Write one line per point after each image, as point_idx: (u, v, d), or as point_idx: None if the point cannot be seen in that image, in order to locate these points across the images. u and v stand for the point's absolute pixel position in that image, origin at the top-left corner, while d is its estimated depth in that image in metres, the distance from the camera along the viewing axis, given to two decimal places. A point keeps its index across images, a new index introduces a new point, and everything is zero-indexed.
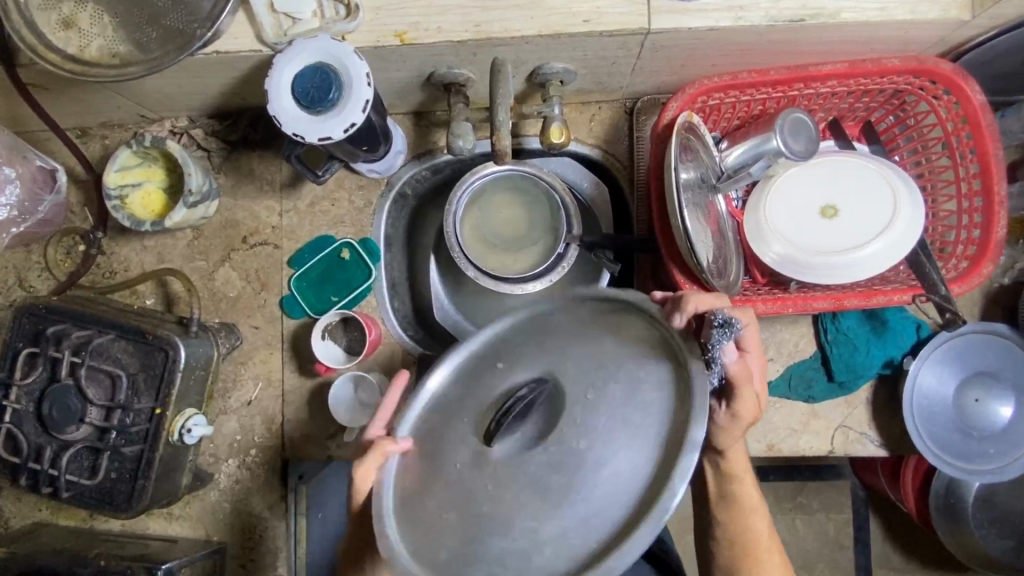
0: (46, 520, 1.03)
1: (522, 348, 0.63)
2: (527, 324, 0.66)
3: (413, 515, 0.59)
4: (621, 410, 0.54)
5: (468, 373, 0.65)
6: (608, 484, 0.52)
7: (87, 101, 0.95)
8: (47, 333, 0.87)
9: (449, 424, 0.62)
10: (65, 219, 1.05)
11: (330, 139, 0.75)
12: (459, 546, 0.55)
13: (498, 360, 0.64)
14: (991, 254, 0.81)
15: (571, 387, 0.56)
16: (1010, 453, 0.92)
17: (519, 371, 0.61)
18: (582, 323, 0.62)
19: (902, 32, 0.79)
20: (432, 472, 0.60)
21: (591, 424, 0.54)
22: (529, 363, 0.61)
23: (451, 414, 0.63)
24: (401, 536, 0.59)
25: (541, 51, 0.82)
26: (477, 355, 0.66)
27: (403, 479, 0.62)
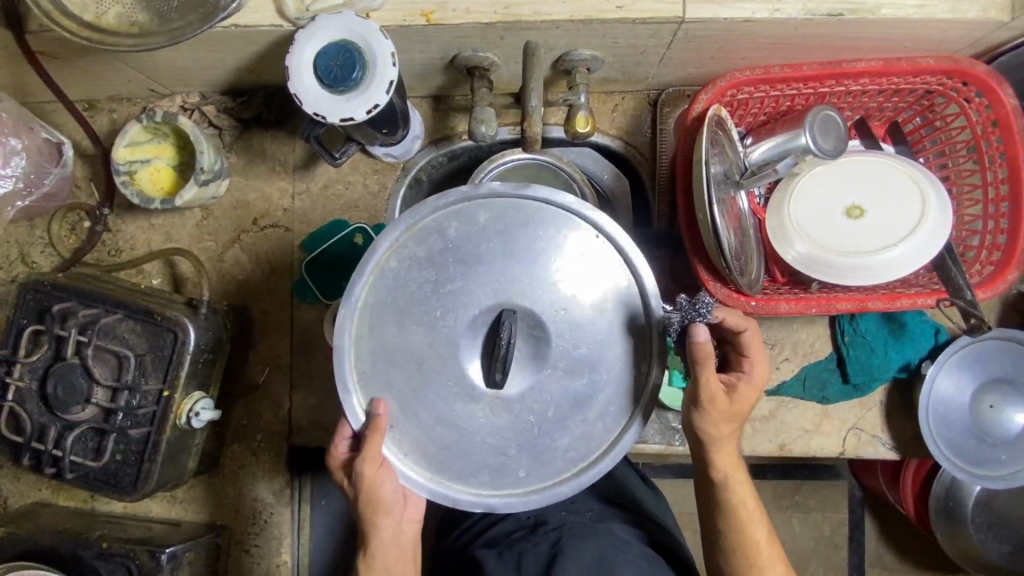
0: (46, 500, 1.01)
1: (446, 275, 0.66)
2: (413, 250, 0.67)
3: (465, 469, 0.68)
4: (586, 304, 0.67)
5: (399, 316, 0.67)
6: (605, 365, 0.67)
7: (97, 72, 0.92)
8: (52, 310, 0.85)
9: (423, 373, 0.66)
10: (70, 194, 1.03)
11: (352, 119, 0.72)
12: (527, 469, 0.67)
13: (427, 289, 0.66)
14: (1017, 260, 0.80)
15: (540, 311, 0.66)
16: (1021, 461, 0.92)
17: (470, 301, 0.65)
18: (500, 232, 0.66)
19: (939, 31, 0.78)
20: (450, 425, 0.67)
21: (573, 339, 0.66)
22: (476, 291, 0.66)
23: (415, 362, 0.66)
24: (470, 489, 0.68)
25: (570, 37, 0.80)
26: (394, 296, 0.67)
27: (428, 448, 0.68)
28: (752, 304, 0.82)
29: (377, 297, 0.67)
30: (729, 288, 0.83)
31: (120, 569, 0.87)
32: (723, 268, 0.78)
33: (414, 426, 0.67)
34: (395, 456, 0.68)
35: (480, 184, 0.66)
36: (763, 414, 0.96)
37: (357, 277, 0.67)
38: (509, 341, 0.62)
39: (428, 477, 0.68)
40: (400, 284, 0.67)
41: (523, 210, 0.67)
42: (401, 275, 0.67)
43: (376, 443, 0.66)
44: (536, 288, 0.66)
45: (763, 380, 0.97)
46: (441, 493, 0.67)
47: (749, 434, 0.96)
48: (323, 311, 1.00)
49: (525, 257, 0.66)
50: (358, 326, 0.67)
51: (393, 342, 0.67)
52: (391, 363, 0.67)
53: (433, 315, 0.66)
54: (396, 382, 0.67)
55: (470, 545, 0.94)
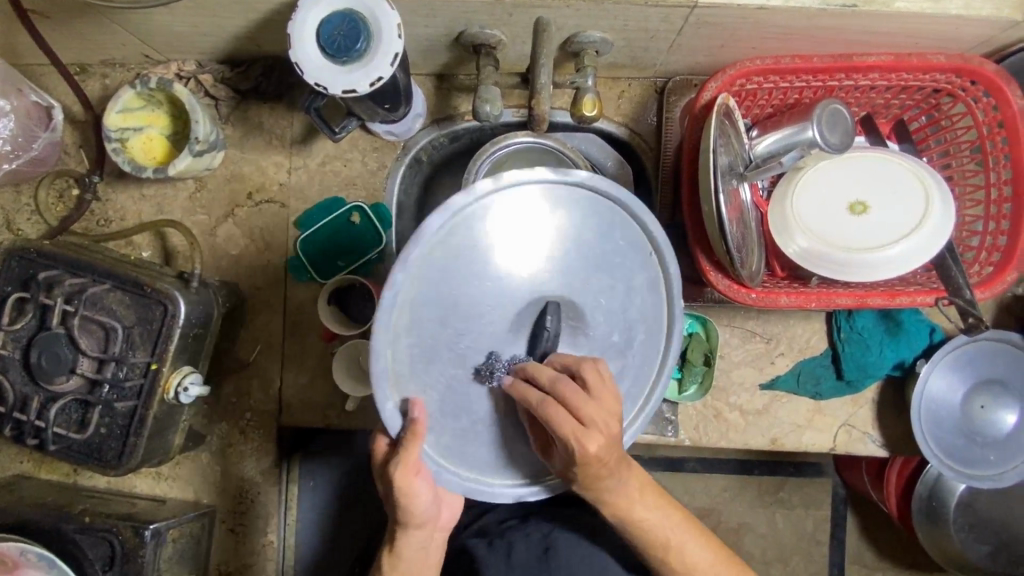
0: (28, 473, 0.99)
1: (492, 269, 0.63)
2: (460, 241, 0.63)
3: (501, 461, 0.69)
4: (620, 290, 0.67)
5: (442, 312, 0.63)
6: (634, 349, 0.69)
7: (91, 34, 0.89)
8: (38, 278, 0.82)
9: (467, 368, 0.65)
10: (59, 160, 1.00)
11: (355, 92, 0.71)
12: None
13: (473, 284, 0.63)
14: (1016, 261, 0.81)
15: (582, 302, 0.66)
16: (1009, 461, 0.93)
17: (515, 297, 0.64)
18: (546, 224, 0.64)
19: (952, 27, 0.77)
20: (486, 418, 0.67)
21: (607, 325, 0.67)
22: (523, 285, 0.64)
23: (458, 359, 0.64)
24: (505, 479, 0.69)
25: (580, 18, 0.78)
26: (437, 290, 0.62)
27: (465, 445, 0.67)
28: (751, 296, 0.82)
29: (420, 291, 0.62)
30: (729, 279, 0.82)
31: (102, 544, 0.86)
32: (727, 259, 0.78)
33: (451, 423, 0.66)
34: (433, 455, 0.66)
35: (533, 170, 0.63)
36: (756, 408, 0.96)
37: (400, 270, 0.61)
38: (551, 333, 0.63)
39: (460, 473, 0.67)
40: (444, 278, 0.62)
41: (568, 201, 0.65)
42: (443, 268, 0.63)
43: (417, 445, 0.63)
44: (578, 279, 0.66)
45: (758, 374, 0.97)
46: (478, 487, 0.68)
47: (741, 426, 0.96)
48: (317, 290, 0.98)
49: (571, 249, 0.65)
50: (397, 324, 0.62)
51: (436, 340, 0.63)
52: (432, 361, 0.63)
53: (478, 310, 0.63)
54: (437, 380, 0.64)
55: (459, 531, 0.93)
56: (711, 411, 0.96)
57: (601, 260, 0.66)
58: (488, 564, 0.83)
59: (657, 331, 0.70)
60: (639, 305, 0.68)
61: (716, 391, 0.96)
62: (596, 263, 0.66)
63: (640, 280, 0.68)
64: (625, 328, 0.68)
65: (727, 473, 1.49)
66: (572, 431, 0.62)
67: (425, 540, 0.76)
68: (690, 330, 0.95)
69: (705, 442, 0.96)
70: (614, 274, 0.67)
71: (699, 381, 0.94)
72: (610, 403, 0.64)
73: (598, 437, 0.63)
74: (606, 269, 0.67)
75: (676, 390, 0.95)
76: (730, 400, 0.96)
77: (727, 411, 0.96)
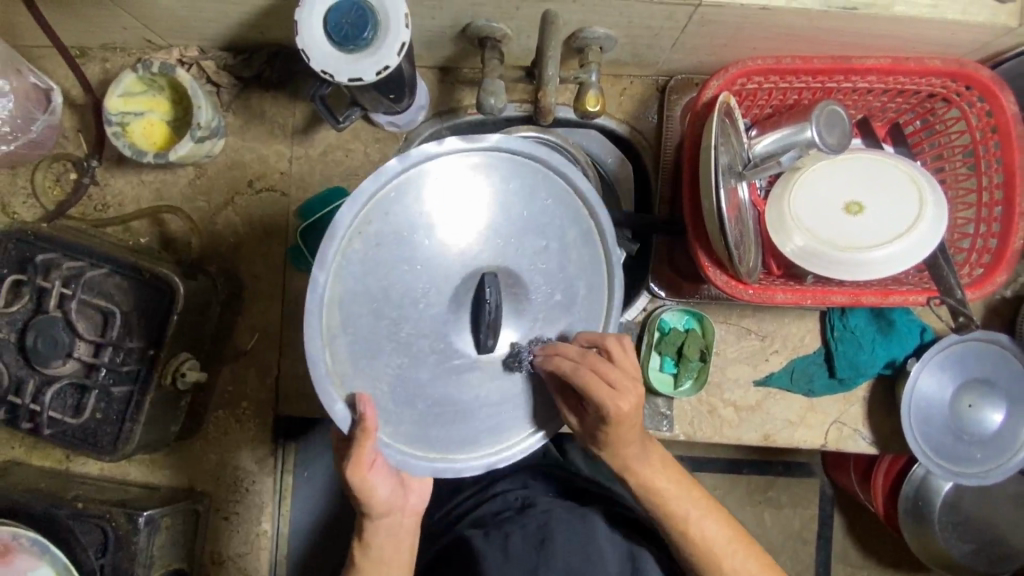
0: (19, 459, 0.98)
1: (419, 248, 0.64)
2: (376, 228, 0.64)
3: (464, 436, 0.69)
4: (555, 249, 0.68)
5: (374, 303, 0.64)
6: (578, 303, 0.70)
7: (91, 17, 0.88)
8: (35, 261, 0.82)
9: (410, 353, 0.65)
10: (57, 143, 0.99)
11: (361, 81, 0.71)
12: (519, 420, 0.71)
13: (397, 268, 0.64)
14: (1006, 263, 0.83)
15: (517, 268, 0.67)
16: (994, 458, 0.96)
17: (449, 272, 0.65)
18: (465, 191, 0.65)
19: (949, 32, 0.79)
20: (444, 398, 0.67)
21: (547, 287, 0.69)
22: (454, 260, 0.65)
23: (400, 348, 0.65)
24: (474, 453, 0.70)
25: (586, 13, 0.79)
26: (361, 283, 0.64)
27: (427, 428, 0.68)
28: (747, 292, 0.83)
29: (346, 287, 0.63)
30: (727, 275, 0.83)
31: (95, 531, 0.85)
32: (725, 256, 0.79)
33: (407, 412, 0.67)
34: (395, 447, 0.66)
35: (443, 141, 0.64)
36: (750, 404, 0.98)
37: (320, 270, 0.62)
38: (495, 307, 0.63)
39: (429, 456, 0.68)
40: (367, 269, 0.64)
41: (472, 169, 0.66)
42: (367, 258, 0.64)
43: (371, 441, 0.64)
44: (512, 247, 0.67)
45: (752, 371, 0.98)
46: (448, 466, 0.68)
47: (735, 422, 0.97)
48: None
49: (498, 215, 0.66)
50: (329, 323, 0.63)
51: (372, 332, 0.64)
52: (372, 354, 0.65)
53: (411, 293, 0.64)
54: (382, 370, 0.65)
55: (455, 524, 0.94)
56: (706, 406, 0.97)
57: (530, 224, 0.67)
58: (486, 554, 0.83)
59: (600, 278, 0.71)
60: (576, 258, 0.70)
61: (711, 386, 0.97)
62: (526, 226, 0.67)
63: (570, 234, 0.69)
64: (562, 287, 0.69)
65: (718, 471, 1.50)
66: (607, 394, 0.68)
67: (396, 525, 0.78)
68: (687, 326, 0.97)
69: (700, 437, 0.97)
70: (546, 234, 0.68)
71: (694, 376, 0.95)
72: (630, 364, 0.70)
73: (629, 395, 0.69)
74: (537, 230, 0.68)
75: (672, 385, 0.96)
76: (725, 396, 0.98)
77: (721, 407, 0.97)
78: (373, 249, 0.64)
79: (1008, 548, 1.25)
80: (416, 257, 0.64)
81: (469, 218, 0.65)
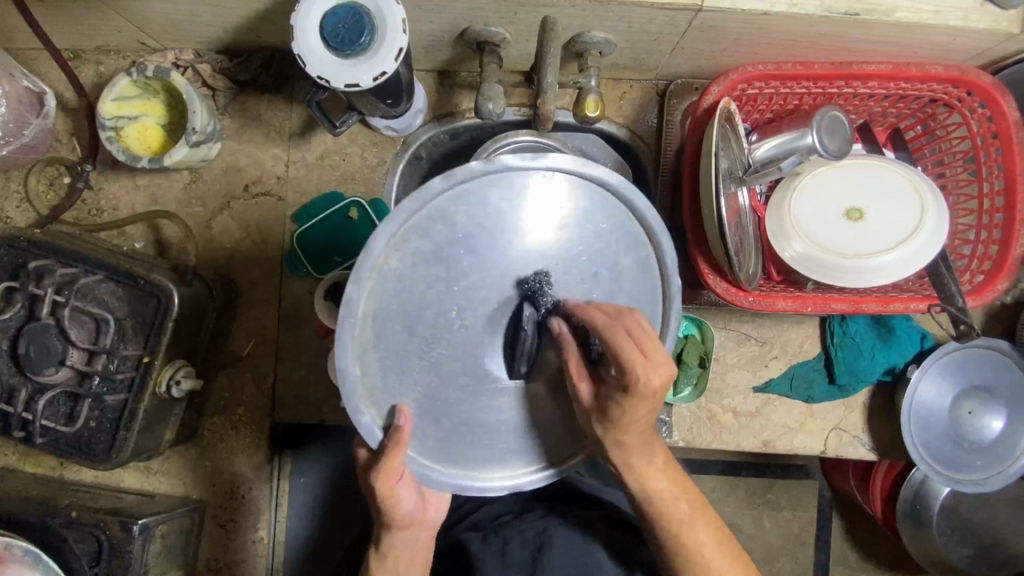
0: (12, 467, 0.97)
1: (459, 269, 0.63)
2: (415, 245, 0.62)
3: (490, 455, 0.68)
4: (604, 276, 0.66)
5: (407, 321, 0.63)
6: None
7: (86, 20, 0.87)
8: (27, 267, 0.81)
9: (441, 374, 0.65)
10: (50, 147, 0.98)
11: (358, 86, 0.70)
12: (549, 450, 0.69)
13: (435, 289, 0.63)
14: (1007, 270, 0.83)
15: (562, 295, 0.65)
16: (994, 466, 0.95)
17: (487, 296, 0.64)
18: (512, 211, 0.63)
19: (950, 38, 0.79)
20: (475, 421, 0.67)
21: None
22: (494, 287, 0.64)
23: (431, 367, 0.64)
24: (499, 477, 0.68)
25: (586, 18, 0.78)
26: (397, 301, 0.62)
27: (453, 446, 0.67)
28: (748, 299, 0.83)
29: (379, 303, 0.62)
30: (727, 282, 0.83)
31: (89, 539, 0.84)
32: (725, 262, 0.78)
33: (434, 430, 0.66)
34: (420, 460, 0.66)
35: (496, 160, 0.62)
36: (749, 410, 0.97)
37: (354, 285, 0.60)
38: (531, 335, 0.63)
39: (455, 473, 0.67)
40: (403, 287, 0.62)
41: (520, 187, 0.63)
42: (404, 276, 0.62)
43: (402, 453, 0.63)
44: (556, 268, 0.65)
45: (751, 377, 0.97)
46: (471, 484, 0.67)
47: (734, 429, 0.97)
48: (313, 285, 0.97)
49: (551, 241, 0.65)
50: (361, 338, 0.62)
51: (405, 350, 0.63)
52: (403, 371, 0.64)
53: (446, 314, 0.63)
54: (412, 388, 0.64)
55: (452, 528, 0.94)
56: (705, 412, 0.97)
57: (586, 250, 0.65)
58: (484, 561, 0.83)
59: (652, 311, 0.68)
60: (631, 288, 0.67)
61: (711, 392, 0.97)
62: (578, 252, 0.65)
63: (625, 260, 0.67)
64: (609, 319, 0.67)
65: (716, 474, 1.50)
66: (637, 359, 0.60)
67: (413, 539, 0.76)
68: (686, 332, 0.96)
69: (699, 443, 0.97)
70: (599, 261, 0.66)
71: (694, 384, 0.95)
72: (666, 378, 0.61)
73: (662, 370, 0.60)
74: (591, 256, 0.65)
75: (671, 391, 0.95)
76: (724, 402, 0.97)
77: (721, 413, 0.97)
78: (408, 263, 0.62)
79: (1008, 552, 1.25)
80: (450, 275, 0.63)
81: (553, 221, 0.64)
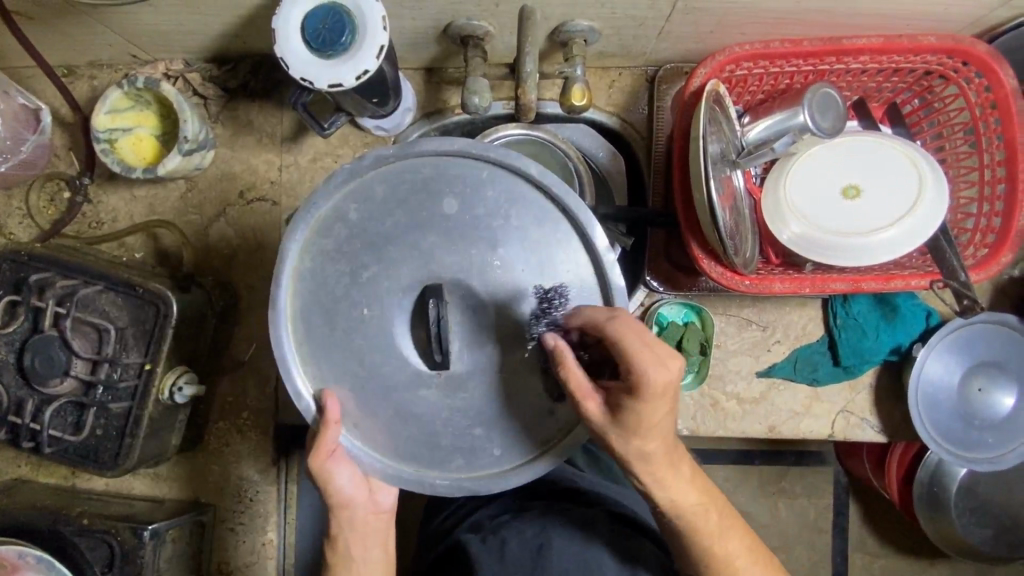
0: (27, 477, 0.99)
1: (371, 259, 0.65)
2: (329, 241, 0.65)
3: (442, 452, 0.67)
4: (520, 252, 0.65)
5: (331, 313, 0.65)
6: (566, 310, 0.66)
7: (77, 35, 0.89)
8: (29, 281, 0.82)
9: (370, 361, 0.66)
10: (49, 162, 0.99)
11: (340, 86, 0.70)
12: (502, 440, 0.67)
13: (351, 280, 0.65)
14: (1012, 241, 0.80)
15: (488, 278, 0.65)
16: (1005, 444, 0.94)
17: (406, 284, 0.65)
18: (417, 198, 0.65)
19: (941, 8, 0.77)
20: (415, 414, 0.66)
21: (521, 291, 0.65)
22: (413, 272, 0.64)
23: (360, 356, 0.66)
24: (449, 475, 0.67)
25: (569, 7, 0.78)
26: (318, 294, 0.65)
27: (397, 439, 0.67)
28: (744, 283, 0.81)
29: (302, 298, 0.66)
30: (723, 266, 0.82)
31: (101, 546, 0.85)
32: (719, 247, 0.77)
33: (375, 421, 0.67)
34: (360, 450, 0.67)
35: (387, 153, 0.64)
36: (753, 396, 0.96)
37: (276, 284, 0.65)
38: (439, 320, 0.62)
39: (405, 467, 0.68)
40: (321, 281, 0.65)
41: (429, 178, 0.65)
42: (321, 269, 0.65)
43: (331, 428, 0.65)
44: (471, 250, 0.65)
45: (754, 362, 0.96)
46: (423, 482, 0.67)
47: (738, 415, 0.96)
48: None
49: (456, 224, 0.65)
50: (291, 334, 0.66)
51: (331, 342, 0.66)
52: (336, 363, 0.66)
53: (367, 303, 0.65)
54: (345, 379, 0.66)
55: (458, 526, 0.93)
56: (708, 399, 0.96)
57: (494, 228, 0.65)
58: (482, 558, 0.81)
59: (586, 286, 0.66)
60: (552, 261, 0.66)
61: (713, 379, 0.96)
62: (486, 230, 0.65)
63: (557, 235, 0.66)
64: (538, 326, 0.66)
65: (727, 463, 1.48)
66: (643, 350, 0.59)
67: (365, 522, 0.76)
68: (686, 318, 0.96)
69: (703, 431, 0.96)
70: (508, 238, 0.65)
71: (694, 369, 0.94)
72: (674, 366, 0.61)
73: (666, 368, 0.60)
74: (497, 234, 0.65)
75: None
76: (727, 389, 0.96)
77: (724, 400, 0.96)
78: (327, 263, 0.65)
79: None
80: (365, 267, 0.65)
81: (408, 214, 0.65)
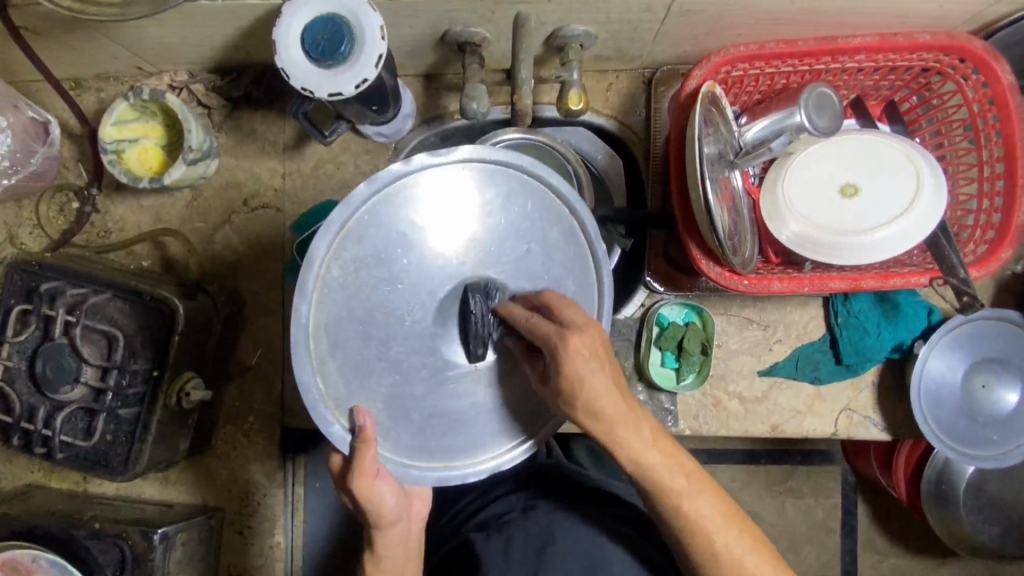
0: (39, 483, 1.01)
1: (399, 267, 0.65)
2: (354, 252, 0.65)
3: (467, 443, 0.70)
4: (537, 251, 0.69)
5: (361, 324, 0.65)
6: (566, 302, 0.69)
7: (84, 49, 0.91)
8: (40, 290, 0.84)
9: (400, 368, 0.67)
10: (58, 173, 1.01)
11: (340, 95, 0.71)
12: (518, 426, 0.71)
13: (378, 289, 0.65)
14: (1011, 238, 0.80)
15: (502, 275, 0.68)
16: (1010, 440, 0.93)
17: (434, 287, 0.66)
18: (437, 203, 0.66)
19: (936, 5, 0.77)
20: (442, 411, 0.68)
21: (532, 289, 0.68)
22: (440, 275, 0.66)
23: (390, 365, 0.66)
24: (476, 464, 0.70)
25: (563, 12, 0.78)
26: (347, 307, 0.65)
27: (427, 439, 0.68)
28: (744, 283, 0.82)
29: (329, 313, 0.64)
30: (722, 267, 0.82)
31: (113, 549, 0.86)
32: (717, 247, 0.77)
33: (405, 426, 0.68)
34: (395, 458, 0.67)
35: (409, 160, 0.64)
36: (755, 395, 0.96)
37: (300, 300, 0.63)
38: (480, 316, 0.65)
39: (435, 465, 0.69)
40: (349, 293, 0.65)
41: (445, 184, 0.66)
42: (347, 281, 0.64)
43: (370, 450, 0.64)
44: (494, 253, 0.67)
45: (756, 362, 0.96)
46: (453, 475, 0.69)
47: (740, 414, 0.96)
48: None
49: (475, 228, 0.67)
50: (316, 350, 0.64)
51: (361, 354, 0.66)
52: (366, 374, 0.66)
53: (395, 313, 0.66)
54: (377, 389, 0.66)
55: (464, 526, 0.94)
56: (710, 399, 0.96)
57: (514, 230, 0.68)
58: (487, 559, 0.82)
59: (586, 275, 0.70)
60: (561, 256, 0.69)
61: (715, 379, 0.96)
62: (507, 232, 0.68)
63: (561, 235, 0.69)
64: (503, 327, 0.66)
65: (734, 463, 1.48)
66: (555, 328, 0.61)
67: (403, 535, 0.77)
68: (687, 319, 0.96)
69: (706, 431, 0.96)
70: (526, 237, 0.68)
71: (696, 369, 0.94)
72: (596, 340, 0.61)
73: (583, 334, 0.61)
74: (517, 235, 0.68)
75: (675, 380, 0.95)
76: (729, 388, 0.96)
77: (726, 399, 0.96)
78: (354, 275, 0.65)
79: None
80: (394, 275, 0.65)
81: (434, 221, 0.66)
